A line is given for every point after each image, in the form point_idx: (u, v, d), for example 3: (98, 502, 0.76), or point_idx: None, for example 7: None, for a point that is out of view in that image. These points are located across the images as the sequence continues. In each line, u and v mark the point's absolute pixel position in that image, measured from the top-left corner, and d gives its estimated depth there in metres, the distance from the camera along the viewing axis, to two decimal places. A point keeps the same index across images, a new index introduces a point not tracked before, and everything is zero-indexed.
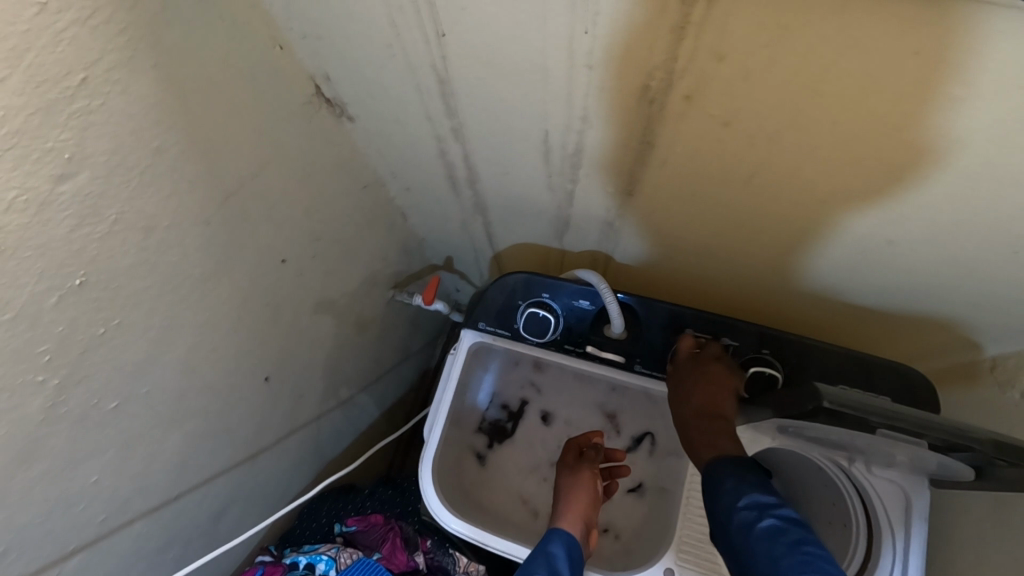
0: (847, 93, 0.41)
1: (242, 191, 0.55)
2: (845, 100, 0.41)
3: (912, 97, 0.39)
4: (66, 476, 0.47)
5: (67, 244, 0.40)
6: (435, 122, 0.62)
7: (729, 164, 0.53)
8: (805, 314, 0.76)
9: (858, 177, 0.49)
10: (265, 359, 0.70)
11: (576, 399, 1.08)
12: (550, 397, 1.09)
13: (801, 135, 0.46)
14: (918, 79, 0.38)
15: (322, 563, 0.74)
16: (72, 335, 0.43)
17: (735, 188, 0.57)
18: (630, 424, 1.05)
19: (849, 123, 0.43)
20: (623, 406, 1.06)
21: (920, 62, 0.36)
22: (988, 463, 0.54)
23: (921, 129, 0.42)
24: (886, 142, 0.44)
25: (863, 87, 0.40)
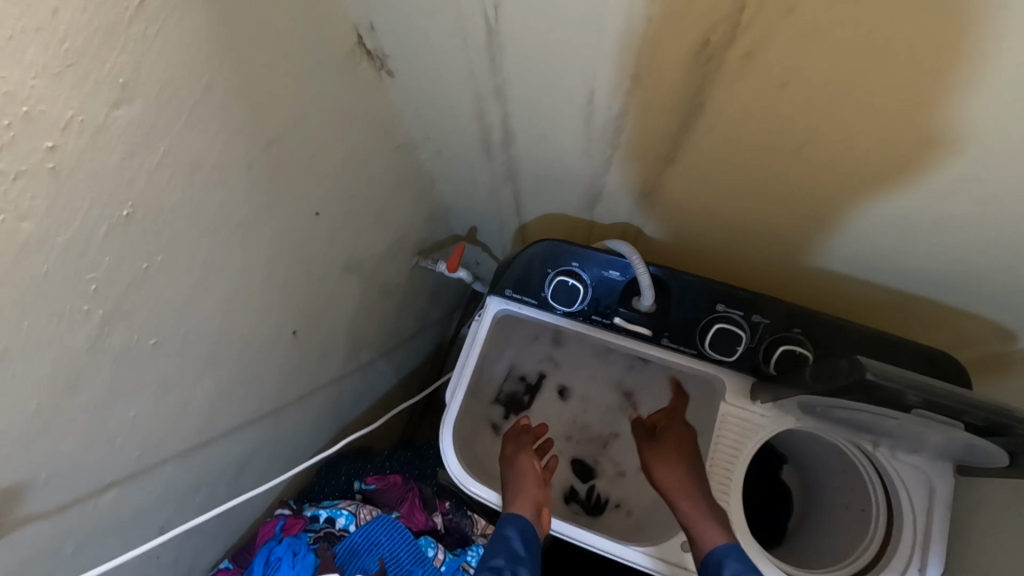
0: (921, 55, 0.39)
1: (284, 139, 0.55)
2: (915, 62, 0.40)
3: (988, 60, 0.38)
4: (107, 410, 0.47)
5: (119, 173, 0.39)
6: (478, 80, 0.61)
7: (780, 129, 0.52)
8: (835, 294, 0.75)
9: (915, 148, 0.48)
10: (294, 314, 0.70)
11: (593, 377, 1.09)
12: (568, 371, 1.09)
13: (861, 99, 0.45)
14: (998, 39, 0.36)
15: (342, 518, 0.74)
16: (119, 267, 0.43)
17: (782, 156, 0.55)
18: (647, 402, 1.05)
19: (916, 88, 0.42)
20: (640, 384, 1.06)
21: (1003, 24, 0.35)
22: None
23: (992, 96, 0.40)
24: (952, 109, 0.42)
25: (937, 48, 0.38)
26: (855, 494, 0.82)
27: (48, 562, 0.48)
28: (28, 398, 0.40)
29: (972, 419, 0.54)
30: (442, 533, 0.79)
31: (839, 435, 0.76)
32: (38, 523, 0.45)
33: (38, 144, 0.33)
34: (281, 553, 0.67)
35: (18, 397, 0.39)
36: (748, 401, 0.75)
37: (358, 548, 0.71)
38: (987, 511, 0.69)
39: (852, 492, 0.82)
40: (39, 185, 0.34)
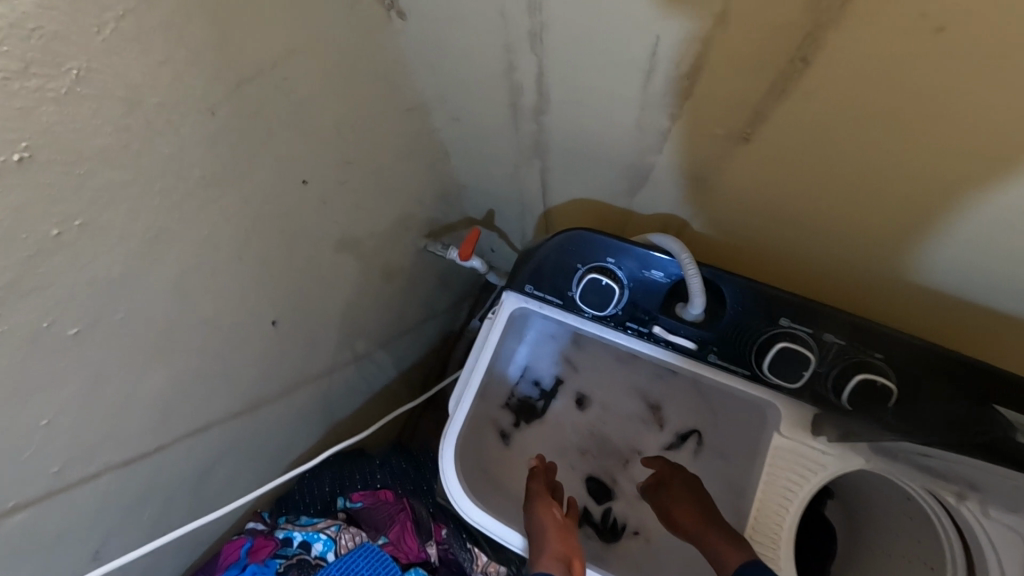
0: None
1: (260, 81, 0.43)
2: None
3: None
4: (5, 415, 0.36)
5: (3, 97, 0.28)
6: (509, 23, 0.48)
7: (908, 77, 0.38)
8: (914, 303, 0.60)
9: None
10: (273, 300, 0.59)
11: (614, 383, 0.97)
12: (587, 378, 0.98)
13: None
14: None
15: (318, 544, 0.64)
16: (13, 229, 0.31)
17: (892, 115, 0.41)
18: (675, 418, 0.93)
19: None
20: (668, 396, 0.93)
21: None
22: None
23: None
24: None
25: None
26: (921, 547, 0.69)
27: None
28: None
29: None
30: (436, 566, 0.68)
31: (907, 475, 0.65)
32: None
33: None
34: None
35: None
36: (810, 435, 0.63)
37: None
38: None
39: (917, 545, 0.70)
40: None
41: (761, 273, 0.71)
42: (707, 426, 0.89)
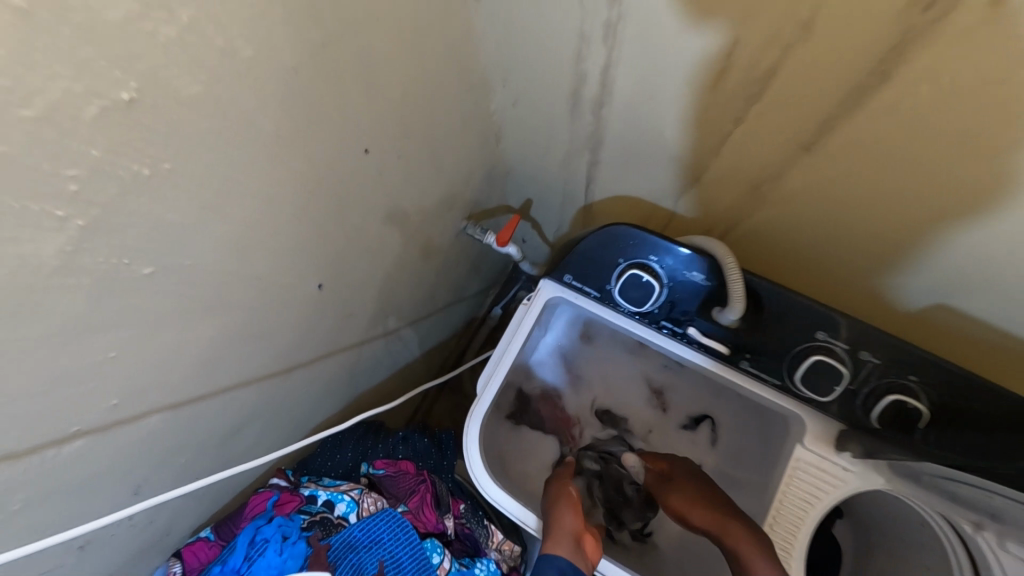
0: None
1: (343, 46, 0.44)
2: None
3: None
4: (79, 347, 0.37)
5: (123, 35, 0.29)
6: (586, 10, 0.49)
7: (999, 83, 0.37)
8: (948, 324, 0.60)
9: None
10: (323, 264, 0.60)
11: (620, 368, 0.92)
12: (595, 363, 0.92)
13: None
14: None
15: (341, 505, 0.63)
16: (113, 165, 0.33)
17: (982, 116, 0.39)
18: (682, 402, 0.88)
19: None
20: (672, 383, 0.89)
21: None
22: None
23: None
24: None
25: None
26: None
27: None
28: None
29: None
30: (452, 540, 0.66)
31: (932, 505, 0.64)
32: None
33: None
34: (268, 535, 0.58)
35: None
36: (835, 450, 0.63)
37: (355, 545, 0.60)
38: None
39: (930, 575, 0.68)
40: (5, 27, 0.24)
41: (804, 262, 0.66)
42: (716, 410, 0.85)
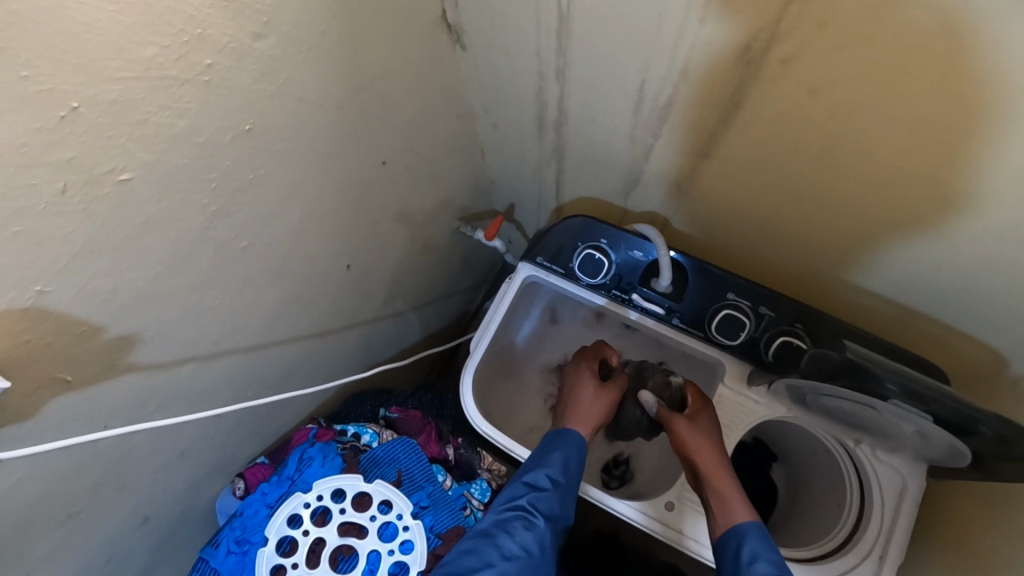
0: (924, 48, 0.44)
1: (370, 88, 0.63)
2: (926, 63, 0.45)
3: (981, 56, 0.43)
4: (200, 293, 0.56)
5: (249, 92, 0.48)
6: (542, 60, 0.68)
7: (804, 108, 0.56)
8: (827, 279, 0.81)
9: (929, 119, 0.50)
10: (349, 249, 0.78)
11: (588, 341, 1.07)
12: (564, 340, 1.08)
13: (871, 84, 0.50)
14: (997, 53, 0.42)
15: (366, 435, 0.80)
16: (233, 171, 0.51)
17: (806, 129, 0.58)
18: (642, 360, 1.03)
19: (924, 78, 0.47)
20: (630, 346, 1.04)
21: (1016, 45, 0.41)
22: (981, 442, 0.61)
23: (997, 71, 0.43)
24: (963, 80, 0.45)
25: (961, 53, 0.43)
26: (835, 492, 0.86)
27: (136, 412, 0.56)
28: (149, 265, 0.48)
29: (942, 410, 0.61)
30: (452, 465, 0.84)
31: (827, 429, 0.82)
32: (137, 376, 0.53)
33: (199, 60, 0.42)
34: (313, 453, 0.75)
35: (143, 262, 0.47)
36: (748, 385, 0.81)
37: (379, 460, 0.78)
38: (956, 512, 0.76)
39: (833, 491, 0.86)
40: (195, 92, 0.43)
41: (722, 241, 0.86)
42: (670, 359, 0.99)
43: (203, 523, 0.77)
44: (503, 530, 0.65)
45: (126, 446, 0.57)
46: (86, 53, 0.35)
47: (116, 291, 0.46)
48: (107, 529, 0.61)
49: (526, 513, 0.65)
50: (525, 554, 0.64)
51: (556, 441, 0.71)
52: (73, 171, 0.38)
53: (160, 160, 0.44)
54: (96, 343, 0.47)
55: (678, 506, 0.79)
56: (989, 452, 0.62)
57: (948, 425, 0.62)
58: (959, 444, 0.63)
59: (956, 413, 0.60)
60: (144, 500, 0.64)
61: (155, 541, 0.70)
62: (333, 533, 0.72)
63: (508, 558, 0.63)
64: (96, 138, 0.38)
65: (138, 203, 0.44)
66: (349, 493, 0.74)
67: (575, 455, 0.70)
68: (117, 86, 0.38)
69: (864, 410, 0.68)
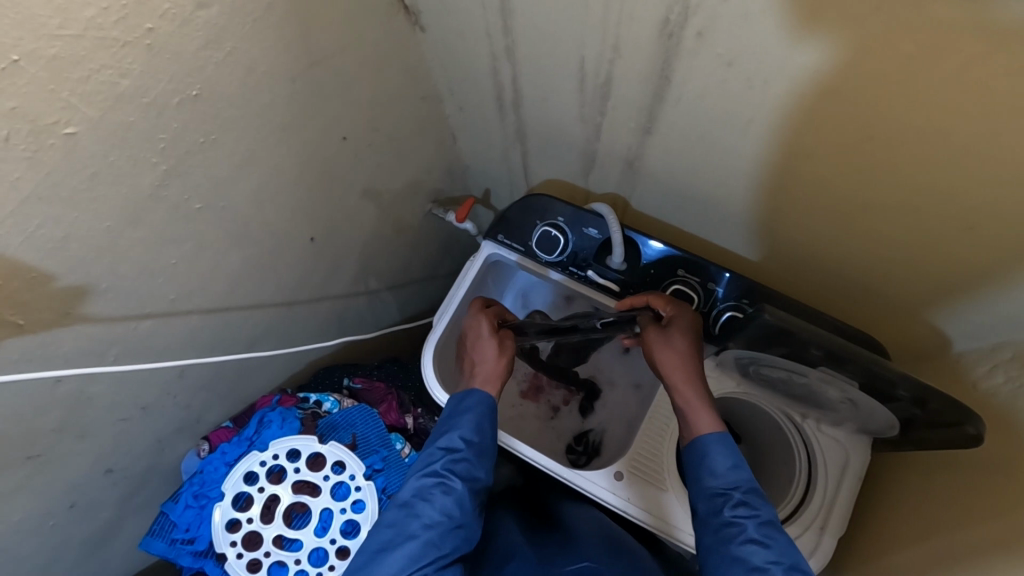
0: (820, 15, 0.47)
1: (325, 64, 0.66)
2: (825, 30, 0.48)
3: (870, 22, 0.46)
4: (155, 251, 0.59)
5: (195, 59, 0.51)
6: (493, 39, 0.71)
7: (728, 80, 0.58)
8: (777, 257, 0.83)
9: (839, 86, 0.53)
10: (312, 223, 0.81)
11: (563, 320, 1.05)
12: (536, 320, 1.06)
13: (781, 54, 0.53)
14: (884, 17, 0.45)
15: (327, 402, 0.85)
16: (182, 134, 0.54)
17: (733, 101, 0.61)
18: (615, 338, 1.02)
19: (827, 45, 0.50)
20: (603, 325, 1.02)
21: (899, 11, 0.44)
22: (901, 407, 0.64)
23: (888, 37, 0.46)
24: (861, 46, 0.48)
25: (853, 20, 0.46)
26: (785, 469, 0.87)
27: (94, 362, 0.59)
28: (100, 218, 0.52)
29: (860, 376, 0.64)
30: (411, 433, 0.89)
31: (775, 404, 0.84)
32: (92, 327, 0.57)
33: (139, 24, 0.45)
34: (272, 417, 0.80)
35: (94, 214, 0.51)
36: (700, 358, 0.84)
37: (337, 425, 0.83)
38: (899, 485, 0.77)
39: (784, 468, 0.88)
40: (137, 55, 0.46)
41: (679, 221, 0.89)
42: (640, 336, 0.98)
43: (170, 481, 0.80)
44: (420, 498, 0.65)
45: (85, 395, 0.60)
46: (24, 9, 0.38)
47: (66, 241, 0.50)
48: (69, 476, 0.64)
49: (446, 477, 0.66)
50: (449, 515, 0.64)
51: (463, 404, 0.72)
52: (16, 120, 0.41)
53: (105, 117, 0.47)
54: (48, 290, 0.51)
55: (626, 478, 0.82)
56: (919, 419, 0.64)
57: (873, 391, 0.65)
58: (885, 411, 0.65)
59: (869, 373, 0.63)
60: (107, 452, 0.67)
61: (120, 494, 0.73)
62: (288, 491, 0.77)
63: (433, 523, 0.63)
64: (39, 91, 0.42)
65: (85, 157, 0.47)
66: (304, 453, 0.79)
67: (481, 406, 0.72)
68: (57, 43, 0.41)
69: (797, 377, 0.72)
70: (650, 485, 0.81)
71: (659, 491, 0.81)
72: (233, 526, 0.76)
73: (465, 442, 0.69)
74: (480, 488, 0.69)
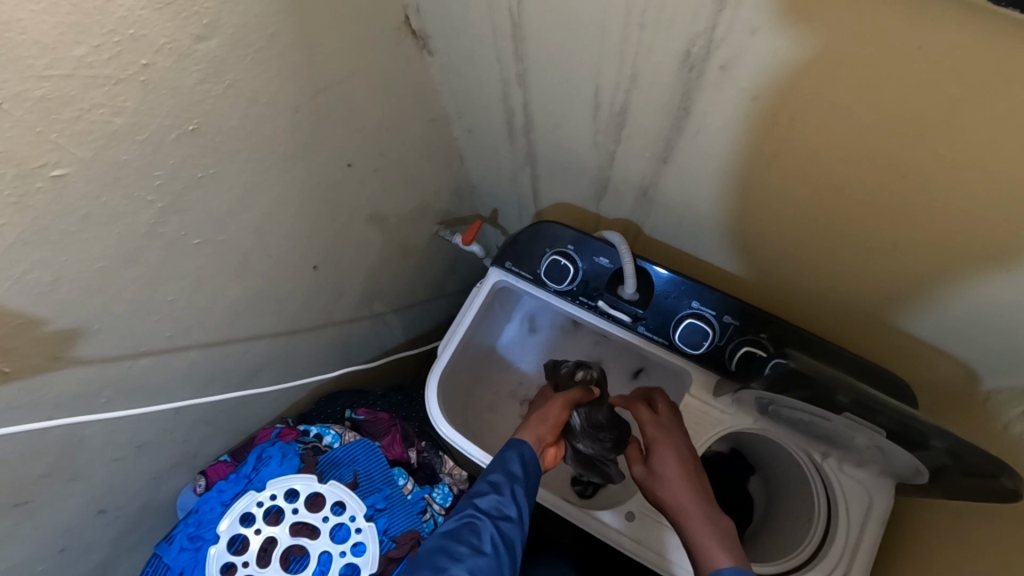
0: (853, 55, 0.44)
1: (329, 91, 0.63)
2: (859, 70, 0.45)
3: (910, 62, 0.43)
4: (150, 288, 0.56)
5: (192, 93, 0.49)
6: (504, 66, 0.68)
7: (751, 111, 0.55)
8: (797, 290, 0.80)
9: (870, 126, 0.50)
10: (315, 251, 0.78)
11: (570, 348, 1.02)
12: (544, 346, 1.04)
13: (811, 89, 0.49)
14: (924, 60, 0.42)
15: (328, 436, 0.82)
16: (179, 170, 0.52)
17: (756, 133, 0.58)
18: (617, 365, 1.00)
19: (861, 82, 0.46)
20: (609, 354, 1.00)
21: (940, 55, 0.41)
22: (932, 455, 0.61)
23: (927, 79, 0.43)
24: (898, 86, 0.45)
25: (889, 58, 0.43)
26: (804, 505, 0.84)
27: (86, 404, 0.56)
28: (92, 258, 0.49)
29: (886, 420, 0.61)
30: (415, 468, 0.87)
31: (794, 442, 0.80)
32: (83, 369, 0.54)
33: (133, 60, 0.43)
34: (271, 453, 0.78)
35: (85, 256, 0.48)
36: (714, 396, 0.81)
37: (338, 461, 0.81)
38: (925, 532, 0.73)
39: (802, 503, 0.85)
40: (130, 91, 0.44)
41: (695, 250, 0.85)
42: (649, 363, 0.95)
43: (166, 516, 0.78)
44: (453, 538, 0.65)
45: (76, 438, 0.58)
46: (8, 50, 0.36)
47: (56, 284, 0.47)
48: (60, 520, 0.61)
49: (476, 519, 0.66)
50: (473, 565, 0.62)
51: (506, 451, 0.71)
52: (1, 164, 0.39)
53: (98, 156, 0.45)
54: (36, 335, 0.48)
55: (639, 519, 0.78)
56: (951, 468, 0.61)
57: (902, 439, 0.62)
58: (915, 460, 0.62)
59: (900, 424, 0.60)
60: (100, 492, 0.65)
61: (115, 533, 0.70)
62: (285, 533, 0.75)
63: None
64: (25, 134, 0.39)
65: (76, 198, 0.45)
66: (302, 493, 0.77)
67: (514, 455, 0.70)
68: (44, 83, 0.39)
69: (820, 421, 0.69)
70: (663, 526, 0.78)
71: (671, 533, 0.77)
72: (229, 569, 0.73)
73: (491, 491, 0.67)
74: (514, 532, 0.67)
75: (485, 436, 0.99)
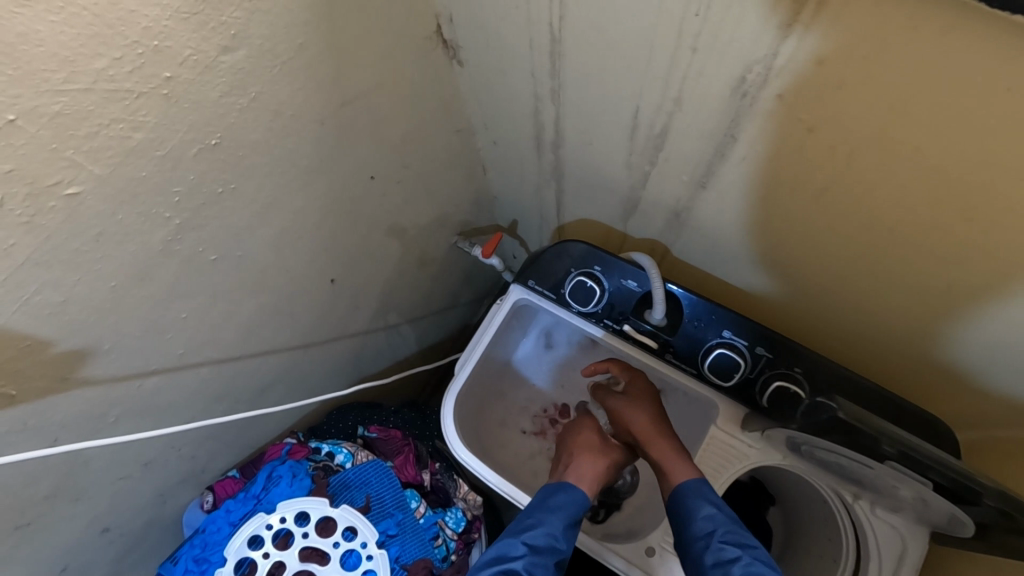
0: (929, 95, 0.41)
1: (355, 102, 0.61)
2: (934, 111, 0.42)
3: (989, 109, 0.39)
4: (164, 306, 0.54)
5: (215, 106, 0.46)
6: (537, 81, 0.65)
7: (804, 141, 0.52)
8: (832, 322, 0.76)
9: (934, 168, 0.47)
10: (333, 264, 0.76)
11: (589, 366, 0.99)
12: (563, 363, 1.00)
13: (874, 125, 0.46)
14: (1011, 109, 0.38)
15: (340, 455, 0.80)
16: (198, 185, 0.49)
17: (809, 164, 0.54)
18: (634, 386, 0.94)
19: (932, 123, 0.43)
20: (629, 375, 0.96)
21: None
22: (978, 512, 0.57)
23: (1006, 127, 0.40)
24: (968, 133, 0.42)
25: (965, 104, 0.40)
26: (831, 546, 0.80)
27: (93, 424, 0.54)
28: (105, 278, 0.47)
29: (938, 477, 0.58)
30: (427, 491, 0.84)
31: (824, 481, 0.77)
32: (91, 390, 0.52)
33: (156, 73, 0.40)
34: (281, 472, 0.76)
35: (97, 275, 0.46)
36: (741, 430, 0.78)
37: (350, 483, 0.78)
38: None
39: (827, 543, 0.81)
40: (152, 105, 0.41)
41: (726, 274, 0.82)
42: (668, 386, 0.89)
43: (171, 531, 0.75)
44: None
45: (82, 459, 0.55)
46: (24, 63, 0.33)
47: (66, 305, 0.45)
48: (64, 539, 0.59)
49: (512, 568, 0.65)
50: None
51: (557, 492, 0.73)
52: (12, 182, 0.36)
53: (115, 173, 0.42)
54: (44, 356, 0.46)
55: (660, 555, 0.75)
56: (997, 524, 0.58)
57: (950, 493, 0.59)
58: (961, 514, 0.60)
59: (955, 481, 0.58)
60: (103, 511, 0.62)
61: (118, 550, 0.68)
62: (294, 557, 0.73)
63: None
64: (39, 151, 0.37)
65: (91, 217, 0.42)
66: (313, 517, 0.75)
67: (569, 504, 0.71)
68: (61, 97, 0.36)
69: (860, 467, 0.66)
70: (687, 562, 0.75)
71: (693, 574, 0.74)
72: None
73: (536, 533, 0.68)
74: None
75: (497, 455, 0.96)
